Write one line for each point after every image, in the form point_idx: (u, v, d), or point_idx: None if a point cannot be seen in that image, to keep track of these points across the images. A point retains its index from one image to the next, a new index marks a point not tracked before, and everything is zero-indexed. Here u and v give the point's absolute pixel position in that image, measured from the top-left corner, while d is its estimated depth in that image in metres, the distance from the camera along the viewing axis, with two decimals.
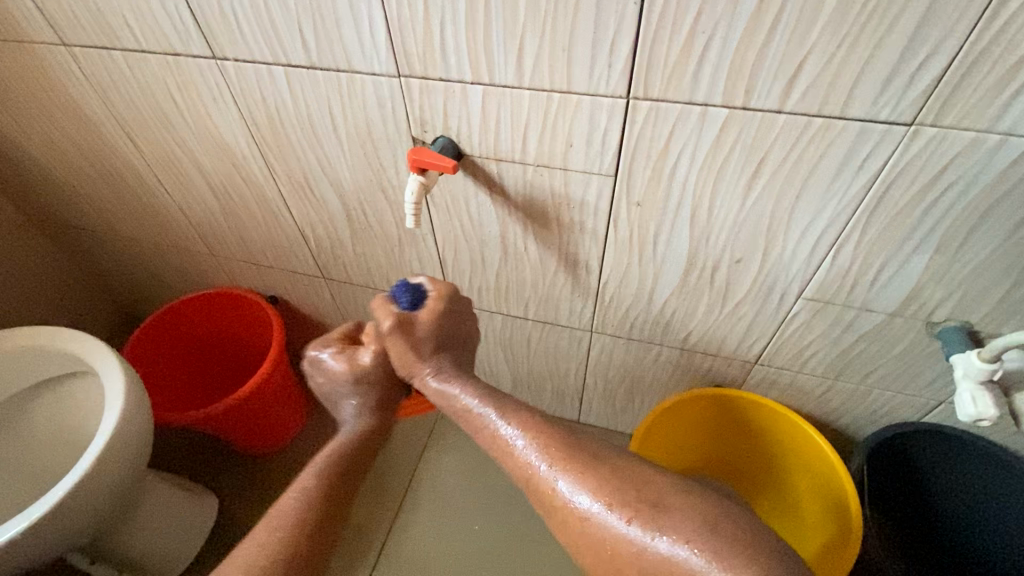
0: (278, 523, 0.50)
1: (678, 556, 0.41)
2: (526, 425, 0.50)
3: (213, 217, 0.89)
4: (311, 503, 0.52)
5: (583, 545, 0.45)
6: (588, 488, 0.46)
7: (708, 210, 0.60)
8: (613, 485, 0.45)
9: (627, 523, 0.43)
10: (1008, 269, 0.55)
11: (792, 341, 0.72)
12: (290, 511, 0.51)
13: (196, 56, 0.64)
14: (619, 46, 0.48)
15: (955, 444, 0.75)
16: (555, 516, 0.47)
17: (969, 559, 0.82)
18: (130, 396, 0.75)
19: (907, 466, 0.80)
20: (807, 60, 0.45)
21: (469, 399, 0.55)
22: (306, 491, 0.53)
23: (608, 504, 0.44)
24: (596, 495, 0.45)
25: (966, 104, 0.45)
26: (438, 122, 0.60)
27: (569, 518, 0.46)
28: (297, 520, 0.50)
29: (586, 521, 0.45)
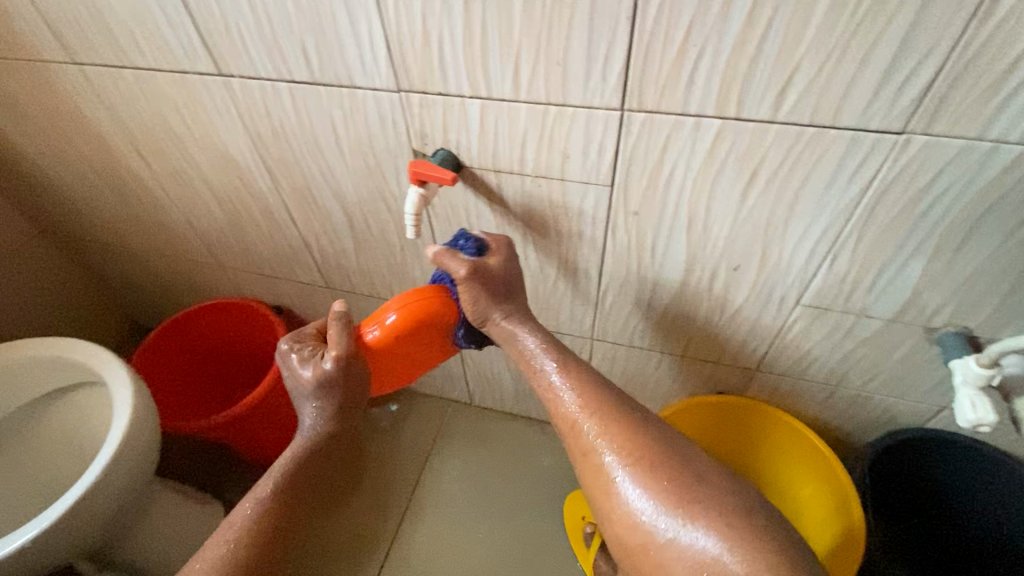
0: (232, 528, 0.56)
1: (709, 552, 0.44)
2: (586, 395, 0.54)
3: (219, 229, 0.91)
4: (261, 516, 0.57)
5: (616, 518, 0.49)
6: (637, 473, 0.49)
7: (704, 219, 0.60)
8: (656, 472, 0.48)
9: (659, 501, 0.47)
10: (1004, 275, 0.56)
11: (792, 347, 0.72)
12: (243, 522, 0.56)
13: (203, 73, 0.66)
14: (613, 59, 0.49)
15: (960, 449, 0.74)
16: (600, 496, 0.51)
17: (971, 564, 0.82)
18: (138, 403, 0.76)
19: (914, 471, 0.79)
20: (797, 71, 0.46)
21: (536, 358, 0.58)
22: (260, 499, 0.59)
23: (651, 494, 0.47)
24: (643, 482, 0.48)
25: (954, 113, 0.45)
26: (438, 135, 0.62)
27: (614, 499, 0.49)
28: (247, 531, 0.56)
29: (628, 506, 0.48)
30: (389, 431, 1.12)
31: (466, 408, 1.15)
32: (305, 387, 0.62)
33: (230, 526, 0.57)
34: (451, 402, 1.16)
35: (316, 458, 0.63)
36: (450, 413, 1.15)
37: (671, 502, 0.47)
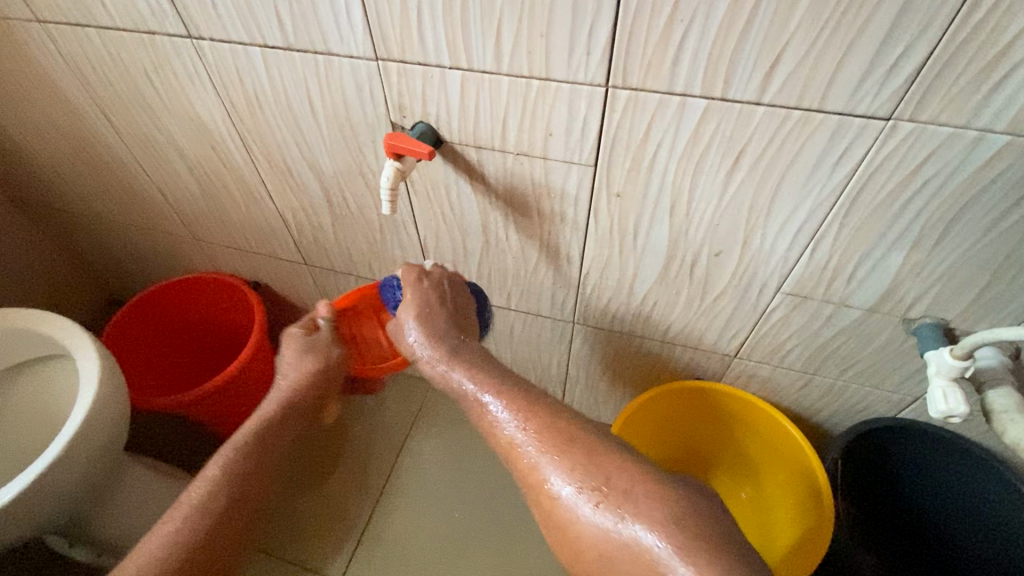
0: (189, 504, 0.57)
1: (640, 542, 0.44)
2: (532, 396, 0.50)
3: (193, 200, 0.88)
4: (216, 498, 0.58)
5: (562, 533, 0.49)
6: (564, 471, 0.49)
7: (687, 203, 0.59)
8: None
9: (602, 513, 0.46)
10: (983, 267, 0.56)
11: (771, 335, 0.72)
12: (194, 502, 0.57)
13: (171, 34, 0.63)
14: (598, 32, 0.47)
15: (934, 440, 0.75)
16: (540, 502, 0.51)
17: (932, 551, 0.84)
18: (105, 378, 0.74)
19: (889, 460, 0.80)
20: (784, 52, 0.44)
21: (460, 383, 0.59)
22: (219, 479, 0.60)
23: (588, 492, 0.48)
24: (572, 479, 0.49)
25: (941, 101, 0.44)
26: (417, 108, 0.59)
27: (548, 499, 0.50)
28: (198, 516, 0.56)
29: (563, 505, 0.49)
30: (369, 411, 1.12)
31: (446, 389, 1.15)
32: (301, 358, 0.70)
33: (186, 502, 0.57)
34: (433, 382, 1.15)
35: (272, 441, 0.65)
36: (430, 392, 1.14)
37: (601, 502, 0.47)
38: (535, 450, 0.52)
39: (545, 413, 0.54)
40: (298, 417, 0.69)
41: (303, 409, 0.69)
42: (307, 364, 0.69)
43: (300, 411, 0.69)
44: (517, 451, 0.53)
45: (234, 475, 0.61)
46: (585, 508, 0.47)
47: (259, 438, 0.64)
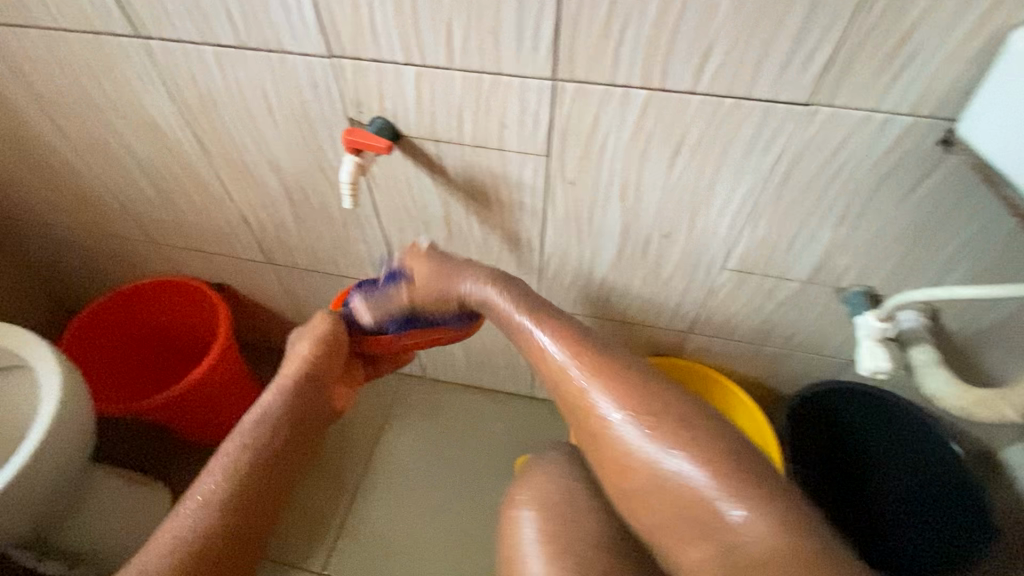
0: (198, 500, 0.55)
1: (682, 470, 0.46)
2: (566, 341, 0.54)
3: (150, 203, 0.86)
4: (223, 496, 0.55)
5: (603, 453, 0.50)
6: (602, 390, 0.50)
7: (636, 187, 0.63)
8: None
9: (647, 439, 0.47)
10: (900, 236, 0.61)
11: (721, 310, 0.77)
12: (202, 501, 0.55)
13: (119, 35, 0.62)
14: (543, 28, 0.50)
15: (878, 408, 0.83)
16: (587, 432, 0.51)
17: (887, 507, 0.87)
18: (66, 384, 0.73)
19: (833, 430, 0.88)
20: (712, 45, 0.48)
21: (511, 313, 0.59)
22: (226, 475, 0.57)
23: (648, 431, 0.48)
24: (620, 403, 0.49)
25: (853, 88, 0.49)
26: (374, 103, 0.61)
27: (594, 423, 0.50)
28: (204, 516, 0.54)
29: (607, 426, 0.49)
30: None
31: (419, 381, 1.16)
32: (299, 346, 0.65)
33: (195, 498, 0.55)
34: (404, 376, 1.17)
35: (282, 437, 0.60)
36: (403, 385, 1.16)
37: (631, 419, 0.48)
38: (570, 362, 0.52)
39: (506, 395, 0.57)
40: (307, 410, 0.63)
41: (310, 400, 0.64)
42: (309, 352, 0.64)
43: (307, 401, 0.63)
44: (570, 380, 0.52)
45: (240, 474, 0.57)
46: (627, 429, 0.48)
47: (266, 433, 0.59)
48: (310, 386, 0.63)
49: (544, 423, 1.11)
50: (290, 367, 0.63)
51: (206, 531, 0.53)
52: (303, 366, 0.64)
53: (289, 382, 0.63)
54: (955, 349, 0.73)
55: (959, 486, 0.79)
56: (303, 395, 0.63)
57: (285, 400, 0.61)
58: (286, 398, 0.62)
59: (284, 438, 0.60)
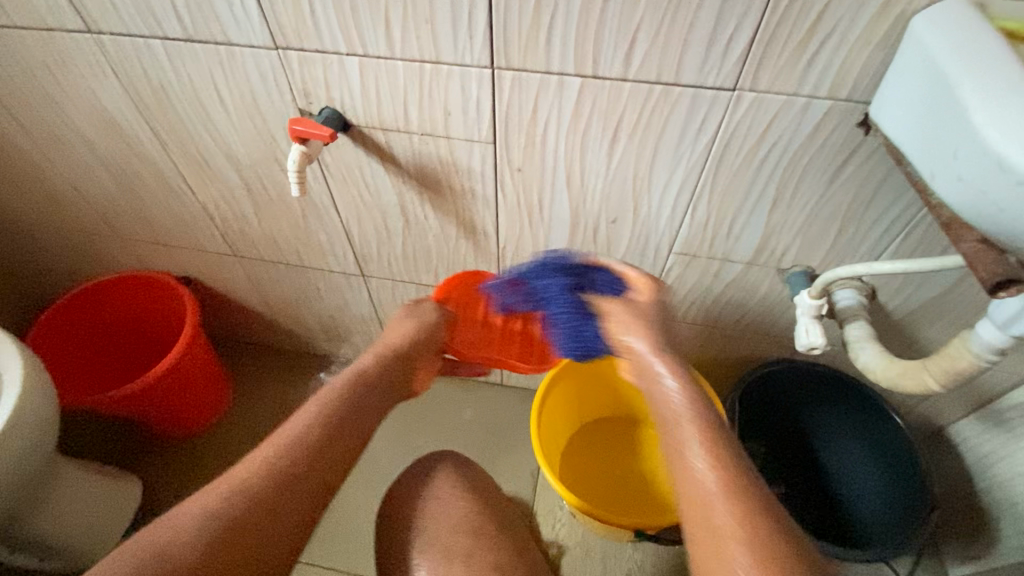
0: (291, 426, 0.57)
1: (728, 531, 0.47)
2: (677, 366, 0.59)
3: (113, 197, 0.87)
4: (314, 430, 0.57)
5: (694, 524, 0.50)
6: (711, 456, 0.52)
7: (581, 173, 0.65)
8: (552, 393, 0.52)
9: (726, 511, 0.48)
10: (830, 217, 0.64)
11: (672, 293, 0.80)
12: (295, 430, 0.57)
13: (68, 28, 0.63)
14: (476, 19, 0.52)
15: (821, 395, 0.87)
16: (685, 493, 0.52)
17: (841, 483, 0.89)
18: (28, 375, 0.74)
19: (782, 420, 0.92)
20: (638, 33, 0.50)
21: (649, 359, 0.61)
22: (318, 415, 0.59)
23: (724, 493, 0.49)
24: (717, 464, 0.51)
25: (772, 72, 0.51)
26: (321, 94, 0.62)
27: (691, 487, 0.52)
28: (294, 444, 0.56)
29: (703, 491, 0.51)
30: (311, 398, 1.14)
31: None
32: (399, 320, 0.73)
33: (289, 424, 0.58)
34: None
35: (373, 395, 0.64)
36: None
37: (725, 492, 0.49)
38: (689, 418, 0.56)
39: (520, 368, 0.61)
40: (397, 377, 0.68)
41: (403, 367, 0.69)
42: (416, 324, 0.73)
43: (399, 371, 0.69)
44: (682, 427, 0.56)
45: (335, 412, 0.60)
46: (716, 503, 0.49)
47: (363, 386, 0.64)
48: (401, 355, 0.69)
49: (512, 411, 1.13)
50: (392, 336, 0.71)
51: (298, 458, 0.55)
52: (405, 337, 0.71)
53: (391, 347, 0.69)
54: (893, 327, 0.76)
55: (903, 458, 0.81)
56: (394, 367, 0.68)
57: (382, 360, 0.68)
58: (381, 361, 0.68)
59: (372, 397, 0.64)
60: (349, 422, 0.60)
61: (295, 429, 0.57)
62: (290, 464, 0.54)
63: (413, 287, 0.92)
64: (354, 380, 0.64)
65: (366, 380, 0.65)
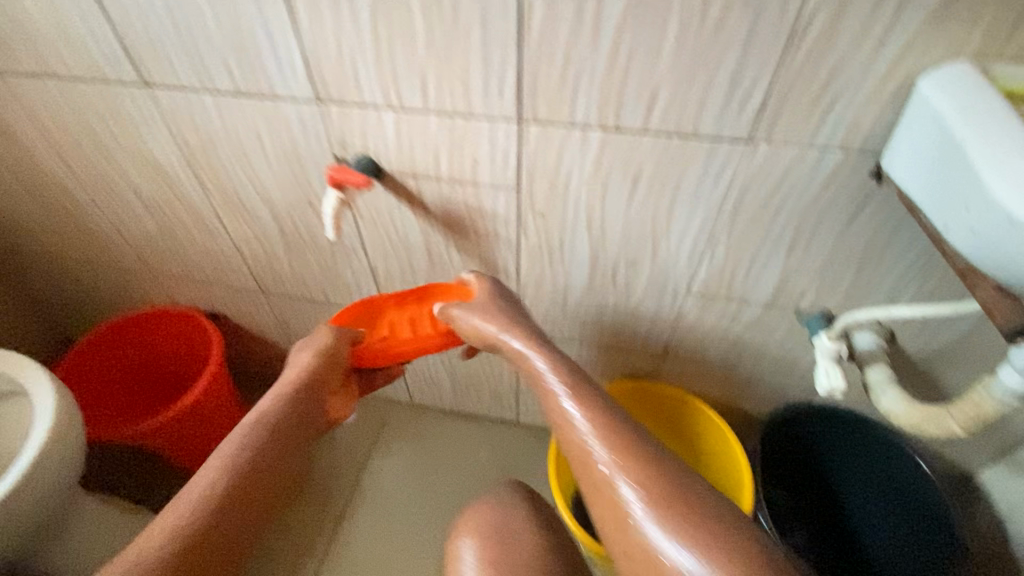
0: (211, 472, 0.57)
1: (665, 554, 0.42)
2: (595, 418, 0.53)
3: (150, 236, 0.92)
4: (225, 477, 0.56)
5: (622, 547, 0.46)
6: (633, 480, 0.47)
7: (602, 217, 0.68)
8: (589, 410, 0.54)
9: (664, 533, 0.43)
10: (847, 261, 0.66)
11: (691, 334, 0.81)
12: (215, 475, 0.57)
13: (127, 83, 0.68)
14: (506, 77, 0.56)
15: (848, 436, 0.86)
16: (607, 523, 0.48)
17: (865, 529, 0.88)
18: (61, 406, 0.76)
19: (807, 464, 0.91)
20: (658, 90, 0.54)
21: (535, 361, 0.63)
22: (238, 457, 0.58)
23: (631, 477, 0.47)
24: (646, 493, 0.46)
25: (786, 126, 0.54)
26: (357, 143, 0.66)
27: (610, 506, 0.47)
28: (214, 490, 0.55)
29: (626, 514, 0.46)
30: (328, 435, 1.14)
31: (406, 409, 1.18)
32: (305, 346, 0.72)
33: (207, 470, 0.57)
34: (392, 404, 1.19)
35: (280, 441, 0.62)
36: (389, 414, 1.18)
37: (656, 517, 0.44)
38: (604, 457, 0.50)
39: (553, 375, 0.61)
40: (304, 414, 0.67)
41: (310, 397, 0.68)
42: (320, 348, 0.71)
43: (309, 403, 0.68)
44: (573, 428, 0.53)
45: (245, 474, 0.58)
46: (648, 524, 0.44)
47: (258, 437, 0.61)
48: (307, 389, 0.68)
49: (527, 451, 1.12)
50: (302, 370, 0.69)
51: (218, 510, 0.53)
52: (307, 371, 0.69)
53: (297, 379, 0.68)
54: (913, 368, 0.76)
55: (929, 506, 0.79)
56: (301, 399, 0.67)
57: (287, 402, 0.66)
58: (284, 400, 0.66)
59: (280, 432, 0.63)
60: (267, 463, 0.60)
61: (209, 474, 0.57)
62: (208, 513, 0.53)
63: None
64: (269, 432, 0.62)
65: (276, 413, 0.64)
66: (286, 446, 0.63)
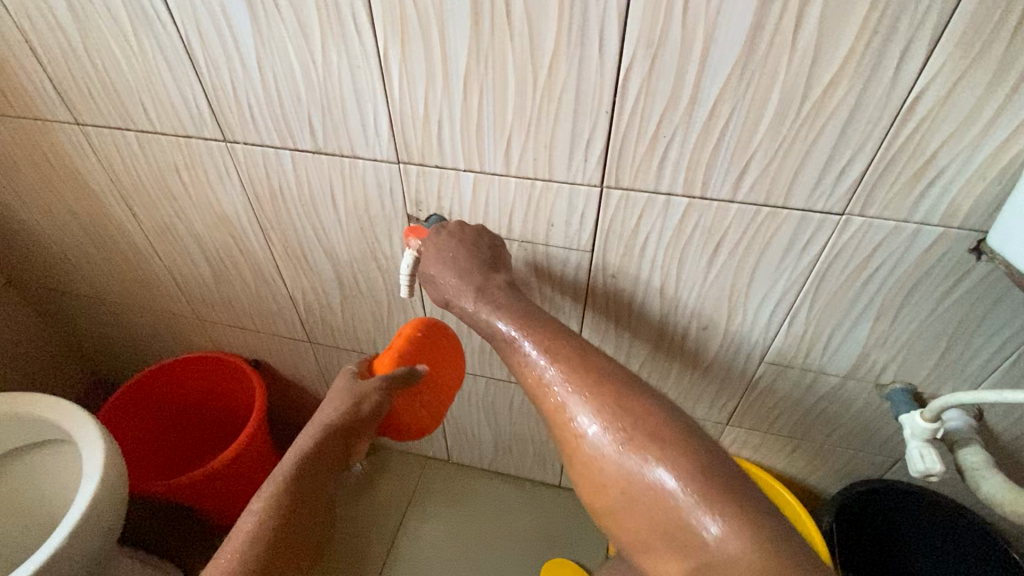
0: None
1: (665, 484, 0.42)
2: (563, 367, 0.49)
3: (204, 283, 0.91)
4: None
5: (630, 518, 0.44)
6: (665, 462, 0.42)
7: (675, 282, 0.66)
8: (601, 395, 0.47)
9: (664, 471, 0.42)
10: (937, 337, 0.63)
11: (759, 402, 0.78)
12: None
13: (206, 138, 0.69)
14: (593, 145, 0.56)
15: (915, 514, 0.81)
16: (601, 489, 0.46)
17: None
18: (109, 462, 0.73)
19: (880, 542, 0.86)
20: (751, 161, 0.53)
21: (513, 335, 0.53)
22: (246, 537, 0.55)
23: (613, 434, 0.45)
24: (671, 469, 0.42)
25: (883, 200, 0.53)
26: (432, 202, 0.66)
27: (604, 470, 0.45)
28: None
29: (618, 472, 0.44)
30: (363, 490, 1.10)
31: (443, 465, 1.14)
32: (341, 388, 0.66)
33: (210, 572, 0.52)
34: (428, 459, 1.15)
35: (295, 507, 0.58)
36: (426, 470, 1.14)
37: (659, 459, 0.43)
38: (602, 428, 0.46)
39: (566, 347, 0.51)
40: (344, 448, 0.63)
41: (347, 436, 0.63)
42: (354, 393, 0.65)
43: (343, 442, 0.63)
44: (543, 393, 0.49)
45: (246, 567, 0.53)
46: (642, 466, 0.43)
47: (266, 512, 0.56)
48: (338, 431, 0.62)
49: (570, 516, 1.07)
50: (327, 411, 0.63)
51: None
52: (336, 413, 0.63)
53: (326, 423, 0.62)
54: (1003, 450, 0.71)
55: None
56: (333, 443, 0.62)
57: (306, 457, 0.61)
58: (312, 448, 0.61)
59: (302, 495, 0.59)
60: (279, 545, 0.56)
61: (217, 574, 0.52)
62: None
63: (483, 380, 0.92)
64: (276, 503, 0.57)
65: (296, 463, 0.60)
66: (299, 511, 0.59)
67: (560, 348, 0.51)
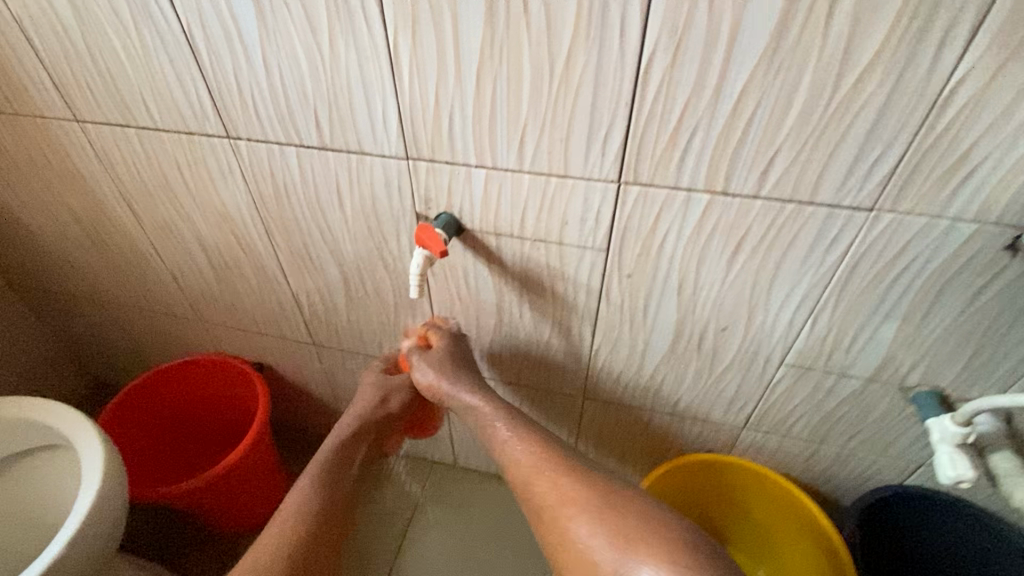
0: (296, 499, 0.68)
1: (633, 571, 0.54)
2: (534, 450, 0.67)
3: (206, 284, 0.89)
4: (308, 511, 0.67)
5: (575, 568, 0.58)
6: (610, 539, 0.57)
7: (693, 282, 0.64)
8: (586, 500, 0.61)
9: (604, 542, 0.57)
10: (967, 338, 0.61)
11: (777, 406, 0.75)
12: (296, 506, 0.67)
13: (209, 134, 0.67)
14: (611, 139, 0.54)
15: (927, 519, 0.79)
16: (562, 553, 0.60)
17: None
18: (109, 470, 0.71)
19: (900, 547, 0.84)
20: (777, 155, 0.51)
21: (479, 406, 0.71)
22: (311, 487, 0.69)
23: (603, 533, 0.57)
24: (614, 536, 0.57)
25: (915, 195, 0.51)
26: (441, 200, 0.64)
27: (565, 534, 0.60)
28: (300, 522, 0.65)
29: (580, 541, 0.58)
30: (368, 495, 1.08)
31: (449, 469, 1.12)
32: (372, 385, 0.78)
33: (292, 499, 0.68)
34: (434, 463, 1.13)
35: (331, 487, 0.71)
36: (432, 474, 1.11)
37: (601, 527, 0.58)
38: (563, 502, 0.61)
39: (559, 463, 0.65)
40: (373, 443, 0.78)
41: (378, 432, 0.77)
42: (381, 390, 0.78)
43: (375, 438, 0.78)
44: (517, 466, 0.66)
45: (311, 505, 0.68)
46: (600, 550, 0.56)
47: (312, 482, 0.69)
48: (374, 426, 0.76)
49: None
50: (359, 405, 0.76)
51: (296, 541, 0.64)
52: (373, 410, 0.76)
53: (366, 418, 0.76)
54: None
55: None
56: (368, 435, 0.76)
57: (342, 447, 0.74)
58: (354, 438, 0.75)
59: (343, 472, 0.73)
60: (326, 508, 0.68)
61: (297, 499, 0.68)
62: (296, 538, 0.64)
63: (491, 383, 0.89)
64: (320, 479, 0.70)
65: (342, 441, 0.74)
66: (337, 487, 0.71)
67: (546, 465, 0.65)
